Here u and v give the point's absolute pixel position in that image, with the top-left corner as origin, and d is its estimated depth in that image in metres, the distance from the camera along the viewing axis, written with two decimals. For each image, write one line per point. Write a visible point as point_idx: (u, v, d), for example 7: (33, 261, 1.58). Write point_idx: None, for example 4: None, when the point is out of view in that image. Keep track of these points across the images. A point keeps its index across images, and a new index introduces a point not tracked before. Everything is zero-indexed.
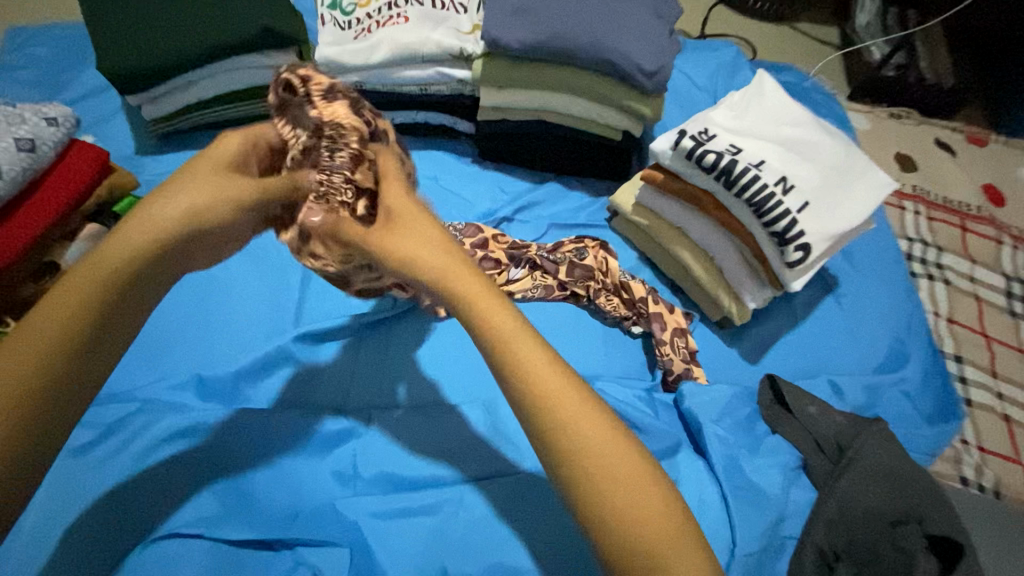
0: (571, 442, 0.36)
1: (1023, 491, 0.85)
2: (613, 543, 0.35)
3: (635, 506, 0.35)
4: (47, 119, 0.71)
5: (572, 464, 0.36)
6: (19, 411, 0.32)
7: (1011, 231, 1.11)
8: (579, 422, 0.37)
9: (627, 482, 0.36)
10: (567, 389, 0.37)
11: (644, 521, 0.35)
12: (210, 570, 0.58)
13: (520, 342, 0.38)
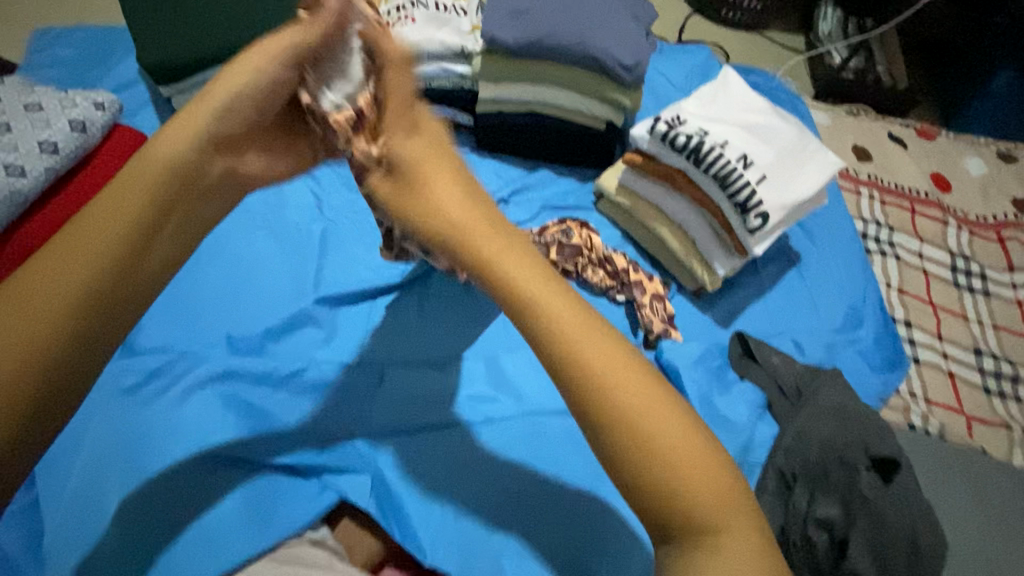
0: (615, 399, 0.40)
1: (965, 436, 0.95)
2: (652, 495, 0.39)
3: (683, 475, 0.39)
4: (96, 104, 0.80)
5: (623, 422, 0.40)
6: (106, 281, 0.41)
7: (956, 213, 1.23)
8: (632, 391, 0.40)
9: (669, 435, 0.39)
10: (626, 364, 0.41)
11: (672, 449, 0.39)
12: (249, 489, 0.68)
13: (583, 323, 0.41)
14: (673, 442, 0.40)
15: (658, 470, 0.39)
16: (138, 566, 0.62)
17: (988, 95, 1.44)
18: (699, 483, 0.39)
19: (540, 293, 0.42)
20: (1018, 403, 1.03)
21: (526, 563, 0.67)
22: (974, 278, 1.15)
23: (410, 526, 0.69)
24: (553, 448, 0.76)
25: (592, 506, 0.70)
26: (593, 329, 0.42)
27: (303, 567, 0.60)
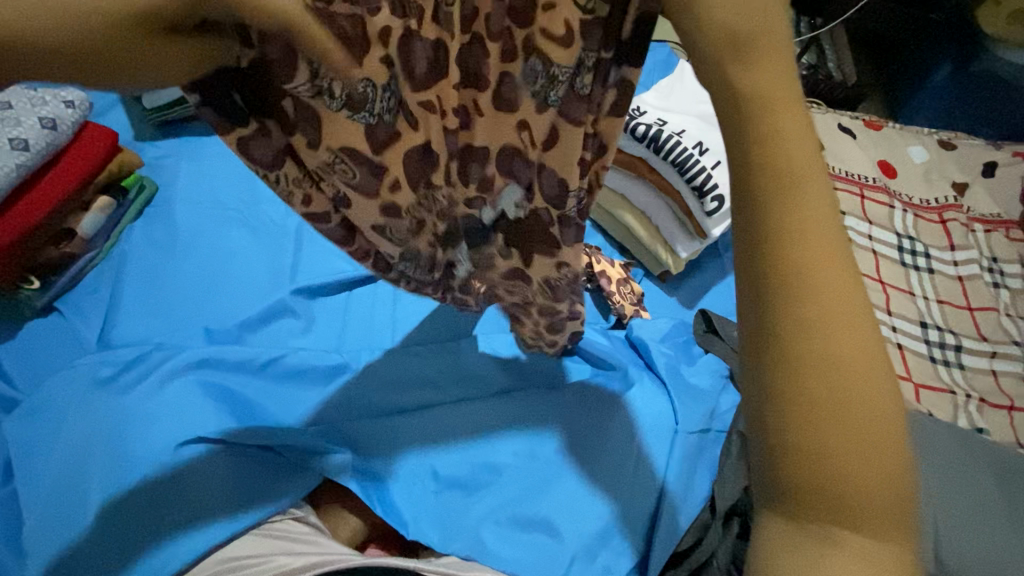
0: (798, 291, 0.26)
1: (911, 401, 1.03)
2: (803, 479, 0.26)
3: (866, 470, 0.25)
4: (66, 102, 0.82)
5: (801, 338, 0.25)
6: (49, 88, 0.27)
7: (901, 198, 1.31)
8: (822, 312, 0.26)
9: (859, 404, 0.25)
10: (834, 265, 0.26)
11: (840, 453, 0.25)
12: (231, 469, 0.69)
13: (793, 145, 0.27)
14: (864, 439, 0.25)
15: (818, 374, 0.25)
16: (121, 551, 0.62)
17: (931, 87, 1.54)
18: (874, 504, 0.26)
19: (783, 134, 0.26)
20: (961, 370, 1.10)
21: (504, 532, 0.71)
22: (919, 257, 1.23)
23: (394, 504, 0.72)
24: (528, 420, 0.79)
25: (566, 477, 0.74)
26: (819, 238, 0.26)
27: (286, 539, 0.65)
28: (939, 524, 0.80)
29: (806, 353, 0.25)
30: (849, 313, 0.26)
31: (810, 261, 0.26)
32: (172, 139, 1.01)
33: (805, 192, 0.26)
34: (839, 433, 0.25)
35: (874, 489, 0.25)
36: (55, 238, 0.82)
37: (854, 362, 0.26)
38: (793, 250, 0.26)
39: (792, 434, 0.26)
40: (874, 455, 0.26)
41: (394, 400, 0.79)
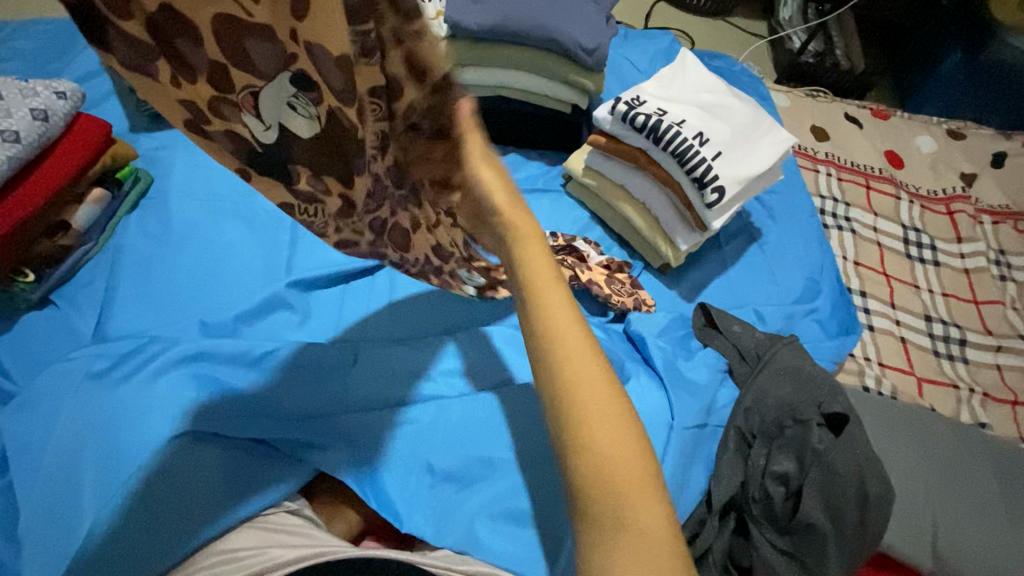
0: (579, 427, 0.45)
1: (914, 396, 1.02)
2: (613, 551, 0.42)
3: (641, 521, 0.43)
4: (58, 93, 0.81)
5: (583, 453, 0.44)
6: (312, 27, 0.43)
7: (907, 188, 1.29)
8: (595, 428, 0.45)
9: (627, 478, 0.44)
10: (600, 399, 0.46)
11: (624, 514, 0.43)
12: (225, 462, 0.69)
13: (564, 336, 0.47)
14: (616, 445, 0.45)
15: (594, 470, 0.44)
16: (112, 542, 0.62)
17: (939, 77, 1.50)
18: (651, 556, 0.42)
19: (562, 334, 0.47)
20: (965, 364, 1.09)
21: (497, 525, 0.71)
22: (924, 249, 1.21)
23: (387, 496, 0.71)
24: (523, 414, 0.78)
25: (558, 472, 0.74)
26: (591, 388, 0.46)
27: (280, 532, 0.65)
28: (937, 520, 0.80)
29: (573, 410, 0.45)
30: (593, 380, 0.46)
31: (567, 360, 0.46)
32: (168, 130, 1.00)
33: (558, 333, 0.47)
34: (603, 446, 0.44)
35: (633, 483, 0.44)
36: (50, 231, 0.82)
37: (605, 408, 0.46)
38: (557, 354, 0.47)
39: (581, 459, 0.44)
40: (625, 463, 0.44)
41: (390, 393, 0.78)
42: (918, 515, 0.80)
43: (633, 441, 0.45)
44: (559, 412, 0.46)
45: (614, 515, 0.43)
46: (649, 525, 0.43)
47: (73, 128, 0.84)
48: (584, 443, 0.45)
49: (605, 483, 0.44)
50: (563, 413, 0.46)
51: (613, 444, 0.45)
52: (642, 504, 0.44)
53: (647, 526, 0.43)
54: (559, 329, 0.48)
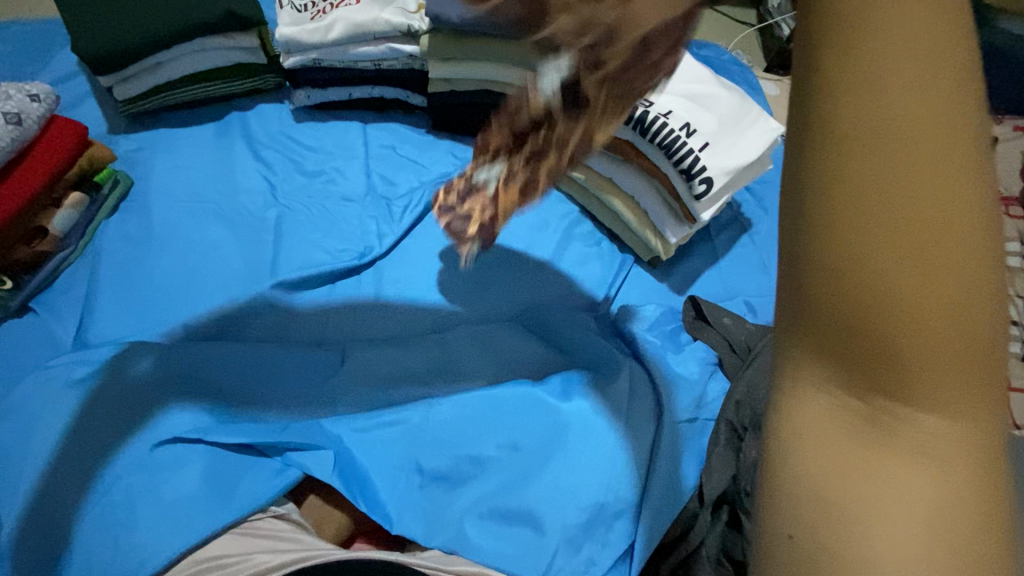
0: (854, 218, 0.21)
1: None
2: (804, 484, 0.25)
3: (892, 480, 0.24)
4: (30, 96, 0.79)
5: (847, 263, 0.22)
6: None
7: None
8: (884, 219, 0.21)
9: (923, 337, 0.22)
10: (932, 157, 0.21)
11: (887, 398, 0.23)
12: (210, 469, 0.68)
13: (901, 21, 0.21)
14: (949, 280, 0.21)
15: (845, 314, 0.22)
16: (96, 553, 0.61)
17: None
18: (889, 500, 0.24)
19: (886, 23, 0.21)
20: None
21: (487, 525, 0.70)
22: None
23: (375, 499, 0.71)
24: (513, 412, 0.77)
25: (548, 467, 0.73)
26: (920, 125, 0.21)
27: (267, 538, 0.65)
28: None
29: (860, 196, 0.21)
30: (935, 222, 0.21)
31: (878, 101, 0.21)
32: (147, 131, 0.99)
33: (896, 39, 0.21)
34: (916, 277, 0.21)
35: (937, 374, 0.22)
36: (27, 236, 0.80)
37: (945, 220, 0.21)
38: (874, 71, 0.21)
39: (848, 285, 0.22)
40: (949, 309, 0.21)
41: (379, 393, 0.78)
42: None
43: (960, 403, 0.23)
44: (834, 251, 0.22)
45: (874, 418, 0.24)
46: (938, 453, 0.23)
47: (48, 131, 0.82)
48: (870, 317, 0.22)
49: (893, 359, 0.23)
50: (819, 188, 0.22)
51: (939, 287, 0.21)
52: (933, 434, 0.23)
53: (935, 452, 0.23)
54: (894, 86, 0.21)
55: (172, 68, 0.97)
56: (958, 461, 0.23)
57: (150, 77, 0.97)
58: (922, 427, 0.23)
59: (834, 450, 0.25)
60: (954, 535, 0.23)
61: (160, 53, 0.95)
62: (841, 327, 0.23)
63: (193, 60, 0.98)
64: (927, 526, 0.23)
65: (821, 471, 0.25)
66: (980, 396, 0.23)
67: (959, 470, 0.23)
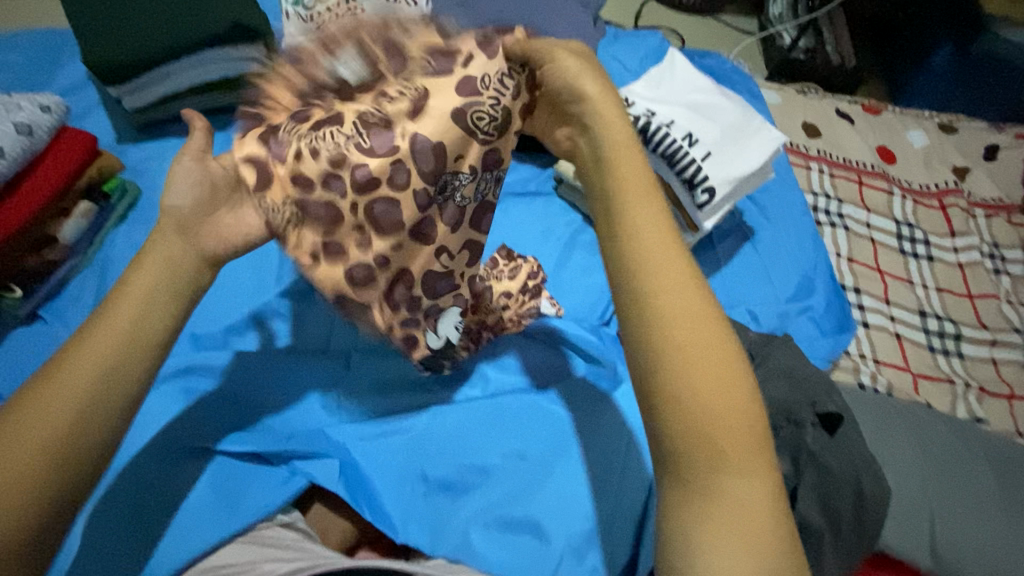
0: (677, 378, 0.39)
1: (909, 392, 1.02)
2: (694, 534, 0.39)
3: (742, 523, 0.38)
4: (42, 107, 0.81)
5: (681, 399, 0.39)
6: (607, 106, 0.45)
7: (900, 183, 1.29)
8: (692, 375, 0.39)
9: (732, 431, 0.39)
10: (708, 340, 0.40)
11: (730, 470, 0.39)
12: (217, 478, 0.69)
13: (673, 274, 0.41)
14: (728, 394, 0.40)
15: (688, 429, 0.39)
16: (104, 561, 0.62)
17: (931, 72, 1.50)
18: (748, 533, 0.38)
19: (663, 279, 0.41)
20: (961, 359, 1.09)
21: (492, 534, 0.70)
22: (918, 245, 1.20)
23: (380, 506, 0.71)
24: (519, 421, 0.77)
25: (551, 476, 0.73)
26: (698, 324, 0.40)
27: (272, 547, 0.64)
28: (934, 519, 0.79)
29: (672, 358, 0.40)
30: (717, 370, 0.40)
31: (665, 304, 0.41)
32: (156, 140, 1.00)
33: (665, 282, 0.41)
34: (713, 399, 0.39)
35: (739, 452, 0.39)
36: (36, 245, 0.81)
37: (714, 362, 0.40)
38: (664, 300, 0.41)
39: (681, 407, 0.39)
40: (733, 409, 0.40)
41: (385, 401, 0.79)
42: (914, 512, 0.80)
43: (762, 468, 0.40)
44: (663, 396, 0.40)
45: (701, 487, 0.39)
46: (754, 498, 0.39)
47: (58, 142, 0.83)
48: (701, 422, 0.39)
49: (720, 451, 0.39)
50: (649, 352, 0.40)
51: (728, 409, 0.40)
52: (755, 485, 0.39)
53: (752, 503, 0.39)
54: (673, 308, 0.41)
55: (180, 79, 0.97)
56: (761, 502, 0.39)
57: (157, 88, 0.97)
58: (737, 483, 0.39)
59: (690, 507, 0.39)
60: (769, 547, 0.38)
61: (168, 65, 0.95)
62: (686, 441, 0.39)
63: (199, 72, 0.98)
64: (751, 543, 0.38)
65: (704, 520, 0.39)
66: (762, 459, 0.40)
67: (763, 505, 0.39)
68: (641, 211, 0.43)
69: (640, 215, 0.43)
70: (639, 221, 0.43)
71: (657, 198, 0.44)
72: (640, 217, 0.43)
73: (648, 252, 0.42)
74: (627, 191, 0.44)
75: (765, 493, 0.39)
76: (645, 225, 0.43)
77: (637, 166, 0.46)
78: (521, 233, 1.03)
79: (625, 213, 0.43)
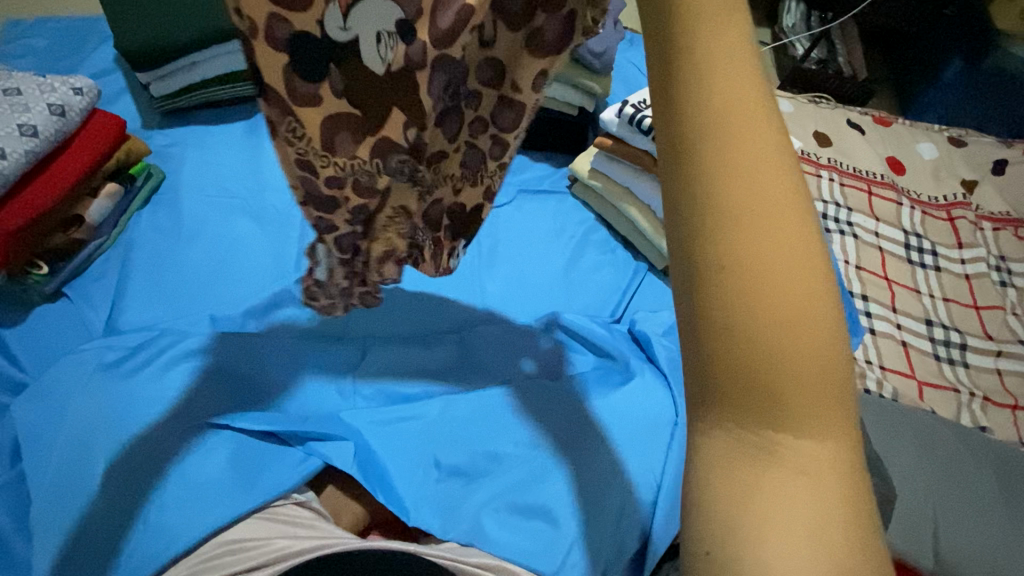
0: (757, 340, 0.29)
1: (914, 399, 1.03)
2: (730, 513, 0.30)
3: (800, 507, 0.29)
4: (74, 89, 0.82)
5: (756, 362, 0.29)
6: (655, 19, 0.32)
7: (909, 194, 1.30)
8: (779, 339, 0.29)
9: (816, 403, 0.30)
10: (809, 294, 0.29)
11: (799, 443, 0.30)
12: (236, 456, 0.70)
13: (774, 207, 0.29)
14: (817, 355, 0.29)
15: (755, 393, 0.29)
16: (124, 533, 0.63)
17: (942, 84, 1.52)
18: (808, 517, 0.28)
19: (765, 213, 0.29)
20: (966, 368, 1.10)
21: (504, 519, 0.71)
22: (926, 255, 1.22)
23: (393, 489, 0.72)
24: (532, 408, 0.79)
25: (561, 466, 0.74)
26: (797, 268, 0.29)
27: (288, 524, 0.66)
28: (937, 521, 0.80)
29: (733, 278, 0.29)
30: (810, 331, 0.29)
31: (759, 239, 0.29)
32: (180, 127, 1.03)
33: (765, 218, 0.29)
34: (795, 370, 0.29)
35: (807, 405, 0.30)
36: (64, 224, 0.83)
37: (802, 309, 0.29)
38: (758, 243, 0.29)
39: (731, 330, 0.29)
40: (817, 373, 0.29)
41: (399, 388, 0.81)
42: (919, 515, 0.81)
43: (842, 442, 0.30)
44: (733, 365, 0.29)
45: (758, 453, 0.30)
46: (822, 481, 0.29)
47: (88, 123, 0.85)
48: (776, 392, 0.29)
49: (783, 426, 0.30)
50: (693, 259, 0.30)
51: (815, 379, 0.29)
52: (827, 465, 0.30)
53: (821, 488, 0.29)
54: (769, 251, 0.29)
55: (208, 68, 1.00)
56: (840, 489, 0.29)
57: (185, 75, 0.99)
58: (806, 461, 0.30)
59: (733, 473, 0.31)
60: (842, 543, 0.28)
61: (197, 53, 0.98)
62: (746, 409, 0.30)
63: (228, 61, 1.01)
64: (822, 538, 0.28)
65: (748, 501, 0.29)
66: (838, 421, 0.30)
67: (836, 483, 0.29)
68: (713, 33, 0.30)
69: (734, 133, 0.29)
70: (736, 113, 0.30)
71: (742, 58, 0.30)
72: (710, 63, 0.30)
73: (711, 93, 0.30)
74: (704, 43, 0.30)
75: (837, 480, 0.30)
76: (744, 147, 0.29)
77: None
78: (535, 230, 1.04)
79: (705, 89, 0.30)
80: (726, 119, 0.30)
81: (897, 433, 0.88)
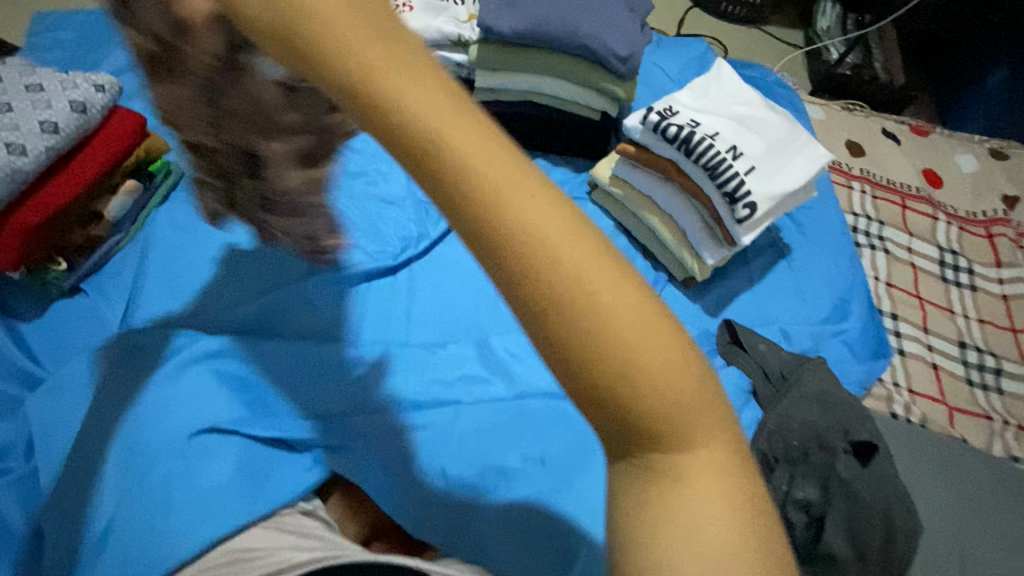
0: (621, 398, 0.27)
1: (945, 425, 0.98)
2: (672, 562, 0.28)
3: (724, 538, 0.28)
4: (95, 86, 0.82)
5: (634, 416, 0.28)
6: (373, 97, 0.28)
7: (945, 208, 1.25)
8: (641, 394, 0.28)
9: (697, 432, 0.29)
10: (651, 329, 0.28)
11: (711, 476, 0.29)
12: (241, 464, 0.69)
13: (586, 251, 0.28)
14: (674, 390, 0.28)
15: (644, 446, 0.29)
16: (125, 538, 0.62)
17: (984, 94, 1.45)
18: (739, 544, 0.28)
19: (582, 263, 0.28)
20: (1000, 395, 1.05)
21: (509, 540, 0.69)
22: (961, 273, 1.16)
23: (401, 501, 0.71)
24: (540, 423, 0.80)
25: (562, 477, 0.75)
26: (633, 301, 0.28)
27: (291, 532, 0.63)
28: (965, 558, 0.76)
29: (586, 350, 0.27)
30: (662, 368, 0.28)
31: (594, 290, 0.27)
32: None
33: (586, 270, 0.28)
34: (665, 416, 0.28)
35: (688, 427, 0.29)
36: (82, 221, 0.83)
37: (651, 349, 0.28)
38: (591, 308, 0.27)
39: (586, 372, 0.27)
40: (685, 403, 0.29)
41: (410, 394, 0.80)
42: (946, 551, 0.77)
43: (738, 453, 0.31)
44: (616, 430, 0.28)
45: (677, 495, 0.29)
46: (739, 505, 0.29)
47: (108, 121, 0.85)
48: (662, 441, 0.29)
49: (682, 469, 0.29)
50: (538, 326, 0.28)
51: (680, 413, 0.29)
52: (738, 488, 0.29)
53: (738, 511, 0.29)
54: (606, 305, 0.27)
55: None
56: (753, 506, 0.29)
57: None
58: (724, 491, 0.29)
59: (657, 523, 0.29)
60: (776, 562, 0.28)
61: None
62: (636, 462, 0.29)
63: None
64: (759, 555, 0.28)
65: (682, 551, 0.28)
66: (719, 428, 0.30)
67: (749, 503, 0.29)
68: (406, 75, 0.28)
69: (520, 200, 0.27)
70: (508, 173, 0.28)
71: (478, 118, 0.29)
72: (455, 137, 0.28)
73: (452, 138, 0.27)
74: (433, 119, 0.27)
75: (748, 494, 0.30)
76: (536, 212, 0.28)
77: (361, 17, 0.28)
78: None
79: (470, 157, 0.27)
80: (507, 181, 0.28)
81: (925, 463, 0.84)
